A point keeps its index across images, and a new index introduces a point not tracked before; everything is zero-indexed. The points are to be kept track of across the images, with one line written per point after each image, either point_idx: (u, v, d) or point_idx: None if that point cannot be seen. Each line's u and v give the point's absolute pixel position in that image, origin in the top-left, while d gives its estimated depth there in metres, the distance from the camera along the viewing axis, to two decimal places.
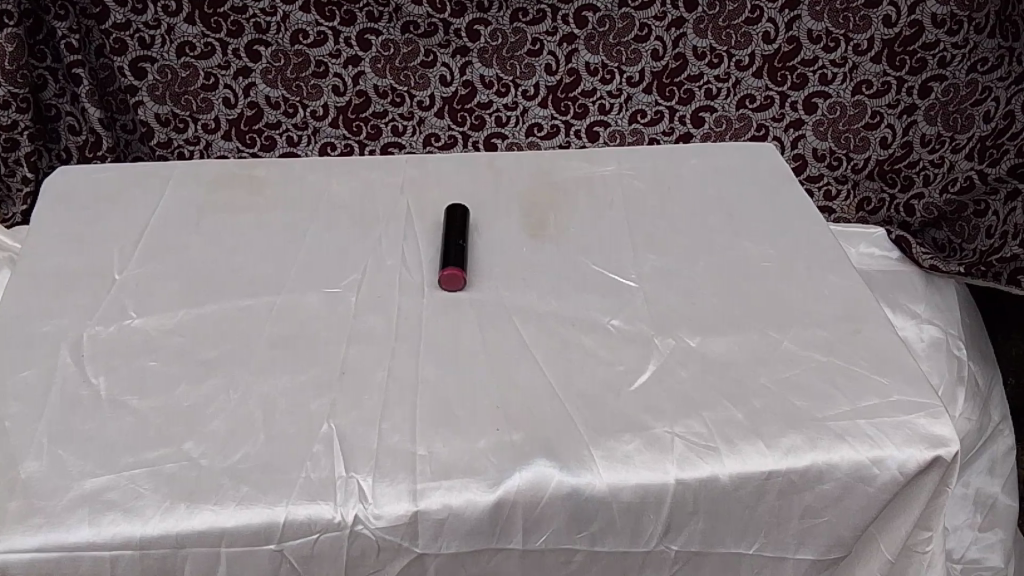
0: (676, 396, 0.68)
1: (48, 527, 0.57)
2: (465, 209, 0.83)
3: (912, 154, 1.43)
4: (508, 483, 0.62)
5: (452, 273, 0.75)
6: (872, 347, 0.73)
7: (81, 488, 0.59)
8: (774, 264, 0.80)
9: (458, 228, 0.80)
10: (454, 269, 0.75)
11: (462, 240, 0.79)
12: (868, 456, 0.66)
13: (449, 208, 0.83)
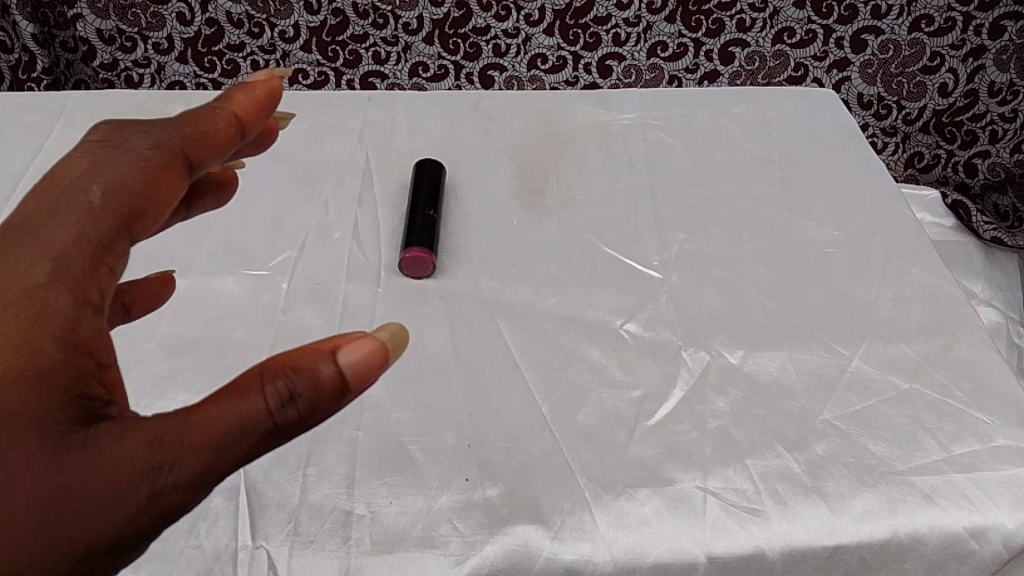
0: (710, 436, 0.51)
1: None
2: (436, 169, 0.65)
3: (978, 105, 1.23)
4: (478, 559, 0.45)
5: (415, 254, 0.57)
6: (970, 371, 0.55)
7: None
8: (838, 253, 0.63)
9: (428, 196, 0.62)
10: (418, 250, 0.57)
11: (433, 210, 0.61)
12: (966, 527, 0.48)
13: (417, 167, 0.65)
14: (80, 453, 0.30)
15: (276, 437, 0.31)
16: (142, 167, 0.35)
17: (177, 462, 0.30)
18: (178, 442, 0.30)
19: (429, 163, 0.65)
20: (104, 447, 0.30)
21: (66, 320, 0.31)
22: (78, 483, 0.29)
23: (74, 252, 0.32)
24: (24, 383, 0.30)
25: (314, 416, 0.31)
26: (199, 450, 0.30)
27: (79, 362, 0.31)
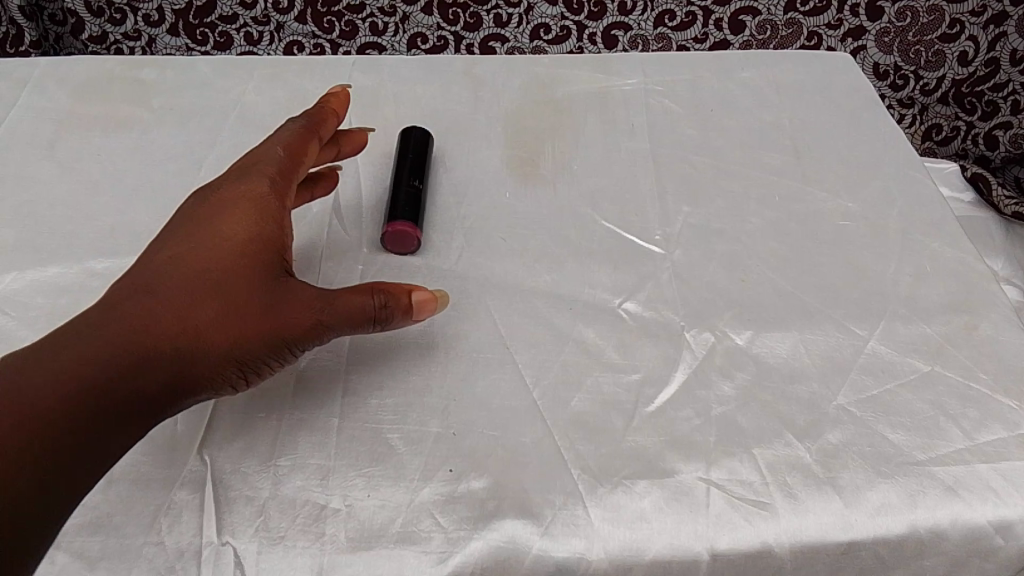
0: (714, 423, 0.47)
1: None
2: (423, 139, 0.61)
3: (999, 74, 1.17)
4: (463, 557, 0.42)
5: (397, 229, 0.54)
6: (996, 353, 0.51)
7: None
8: (853, 226, 0.58)
9: (412, 167, 0.58)
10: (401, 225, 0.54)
11: (418, 181, 0.57)
12: (991, 521, 0.45)
13: (403, 136, 0.61)
14: (272, 291, 0.43)
15: (382, 320, 0.45)
16: (299, 134, 0.51)
17: (329, 310, 0.44)
18: (329, 300, 0.44)
19: (414, 131, 0.61)
20: (282, 290, 0.43)
21: (266, 216, 0.46)
22: (270, 310, 0.43)
23: (271, 181, 0.48)
24: (257, 240, 0.44)
25: (403, 314, 0.46)
26: (344, 308, 0.44)
27: (273, 241, 0.45)
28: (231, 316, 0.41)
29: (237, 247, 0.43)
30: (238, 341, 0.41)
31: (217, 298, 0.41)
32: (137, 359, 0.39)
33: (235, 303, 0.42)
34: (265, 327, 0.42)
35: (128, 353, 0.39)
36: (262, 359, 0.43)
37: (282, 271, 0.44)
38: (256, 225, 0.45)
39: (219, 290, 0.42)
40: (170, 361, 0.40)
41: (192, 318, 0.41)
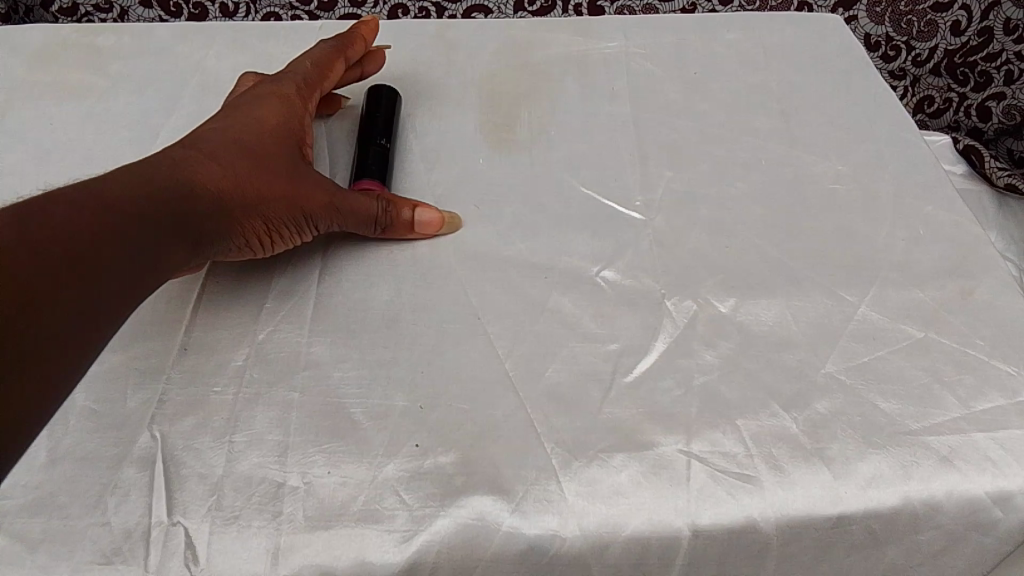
0: (694, 393, 0.45)
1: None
2: (389, 97, 0.58)
3: (993, 44, 1.14)
4: (428, 535, 0.39)
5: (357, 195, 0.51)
6: (993, 319, 0.49)
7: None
8: (843, 189, 0.56)
9: (376, 128, 0.55)
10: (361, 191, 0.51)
11: (386, 141, 0.55)
12: (989, 493, 0.42)
13: (370, 92, 0.58)
14: (294, 169, 0.47)
15: (385, 222, 0.49)
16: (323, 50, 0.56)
17: (342, 197, 0.48)
18: (341, 190, 0.48)
19: (380, 90, 0.58)
20: (302, 171, 0.48)
21: (293, 112, 0.51)
22: (293, 183, 0.46)
23: (297, 87, 0.53)
24: (285, 132, 0.49)
25: (407, 224, 0.50)
26: (356, 199, 0.48)
27: (294, 134, 0.49)
28: (259, 176, 0.45)
29: (266, 129, 0.48)
30: (264, 198, 0.45)
31: (248, 159, 0.45)
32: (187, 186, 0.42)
33: (263, 167, 0.46)
34: (289, 193, 0.46)
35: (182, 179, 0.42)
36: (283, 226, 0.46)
37: (302, 160, 0.49)
38: (283, 116, 0.50)
39: (250, 154, 0.45)
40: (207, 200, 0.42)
41: (229, 169, 0.44)
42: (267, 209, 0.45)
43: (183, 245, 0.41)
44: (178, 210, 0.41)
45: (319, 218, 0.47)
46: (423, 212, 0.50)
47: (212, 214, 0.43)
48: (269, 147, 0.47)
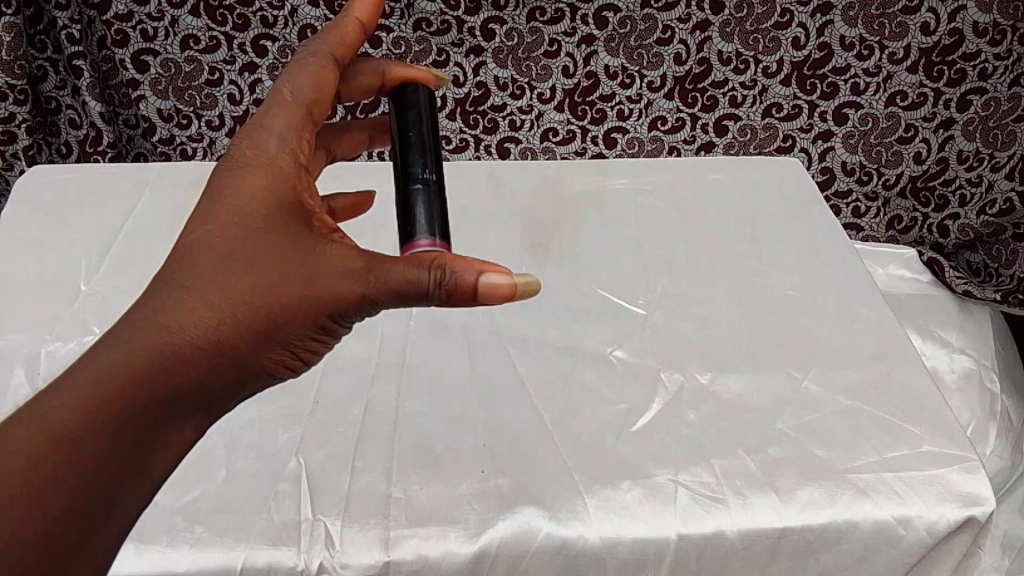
0: (681, 440, 0.62)
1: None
2: (418, 107, 0.57)
3: (948, 172, 1.33)
4: (492, 534, 0.56)
5: (407, 234, 0.48)
6: (905, 392, 0.66)
7: (3, 406, 0.60)
8: (797, 294, 0.74)
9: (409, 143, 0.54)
10: (410, 226, 0.48)
11: (429, 174, 0.51)
12: (894, 515, 0.59)
13: (397, 113, 0.57)
14: (300, 270, 0.45)
15: (439, 295, 0.45)
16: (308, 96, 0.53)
17: (375, 285, 0.45)
18: (376, 273, 0.45)
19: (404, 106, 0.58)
20: (318, 264, 0.46)
21: (281, 182, 0.47)
22: (313, 290, 0.45)
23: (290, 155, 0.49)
24: (288, 219, 0.46)
25: (462, 290, 0.44)
26: (384, 282, 0.45)
27: (299, 216, 0.47)
28: (257, 299, 0.45)
29: (250, 220, 0.46)
30: (273, 320, 0.45)
31: (240, 283, 0.45)
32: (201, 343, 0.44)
33: (259, 285, 0.45)
34: (308, 301, 0.45)
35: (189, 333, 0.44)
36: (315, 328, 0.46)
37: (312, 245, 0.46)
38: (263, 196, 0.46)
39: (235, 273, 0.45)
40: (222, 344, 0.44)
41: (219, 305, 0.44)
42: (286, 329, 0.45)
43: (214, 388, 0.45)
44: (191, 369, 0.44)
45: (354, 310, 0.46)
46: (488, 274, 0.45)
47: (227, 350, 0.45)
48: (260, 252, 0.45)
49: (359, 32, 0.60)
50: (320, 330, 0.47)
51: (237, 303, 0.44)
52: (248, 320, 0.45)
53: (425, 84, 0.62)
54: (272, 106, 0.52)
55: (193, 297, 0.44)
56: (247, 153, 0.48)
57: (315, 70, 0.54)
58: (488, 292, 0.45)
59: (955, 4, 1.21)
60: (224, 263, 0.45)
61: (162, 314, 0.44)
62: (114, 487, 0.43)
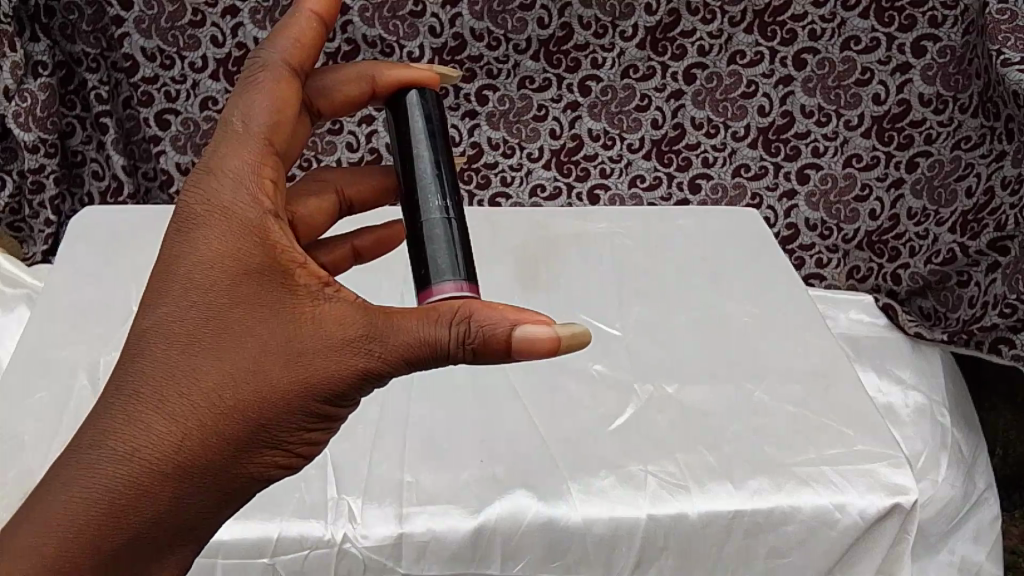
0: (651, 439, 0.72)
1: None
2: (428, 118, 0.60)
3: (900, 227, 1.43)
4: (489, 513, 0.66)
5: (425, 278, 0.52)
6: (844, 401, 0.77)
7: (78, 405, 0.71)
8: (752, 320, 0.85)
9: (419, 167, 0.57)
10: (428, 270, 0.52)
11: (443, 201, 0.55)
12: (832, 501, 0.68)
13: (404, 127, 0.60)
14: (281, 345, 0.49)
15: (455, 355, 0.48)
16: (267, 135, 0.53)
17: (379, 355, 0.49)
18: (381, 344, 0.49)
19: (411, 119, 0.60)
20: (317, 341, 0.49)
21: (252, 249, 0.50)
22: (317, 366, 0.49)
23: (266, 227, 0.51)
24: (275, 301, 0.50)
25: (498, 345, 0.47)
26: (382, 348, 0.49)
27: (284, 296, 0.50)
28: (258, 381, 0.49)
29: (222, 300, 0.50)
30: (268, 401, 0.49)
31: (222, 365, 0.49)
32: (212, 431, 0.49)
33: (243, 366, 0.49)
34: (312, 378, 0.49)
35: (201, 421, 0.49)
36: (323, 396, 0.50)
37: (291, 317, 0.49)
38: (230, 274, 0.50)
39: (215, 353, 0.49)
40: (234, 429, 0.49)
41: (206, 391, 0.49)
42: (279, 407, 0.49)
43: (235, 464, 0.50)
44: (209, 454, 0.49)
45: (361, 375, 0.49)
46: (528, 326, 0.47)
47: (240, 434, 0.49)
48: (237, 331, 0.49)
49: (317, 26, 0.59)
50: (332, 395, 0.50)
51: (223, 387, 0.49)
52: (236, 405, 0.49)
53: (417, 84, 0.64)
54: (226, 152, 0.52)
55: (199, 393, 0.49)
56: (211, 213, 0.51)
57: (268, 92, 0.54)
58: (525, 349, 0.47)
59: (902, 78, 1.39)
60: (200, 349, 0.49)
61: (150, 407, 0.49)
62: (165, 548, 0.51)
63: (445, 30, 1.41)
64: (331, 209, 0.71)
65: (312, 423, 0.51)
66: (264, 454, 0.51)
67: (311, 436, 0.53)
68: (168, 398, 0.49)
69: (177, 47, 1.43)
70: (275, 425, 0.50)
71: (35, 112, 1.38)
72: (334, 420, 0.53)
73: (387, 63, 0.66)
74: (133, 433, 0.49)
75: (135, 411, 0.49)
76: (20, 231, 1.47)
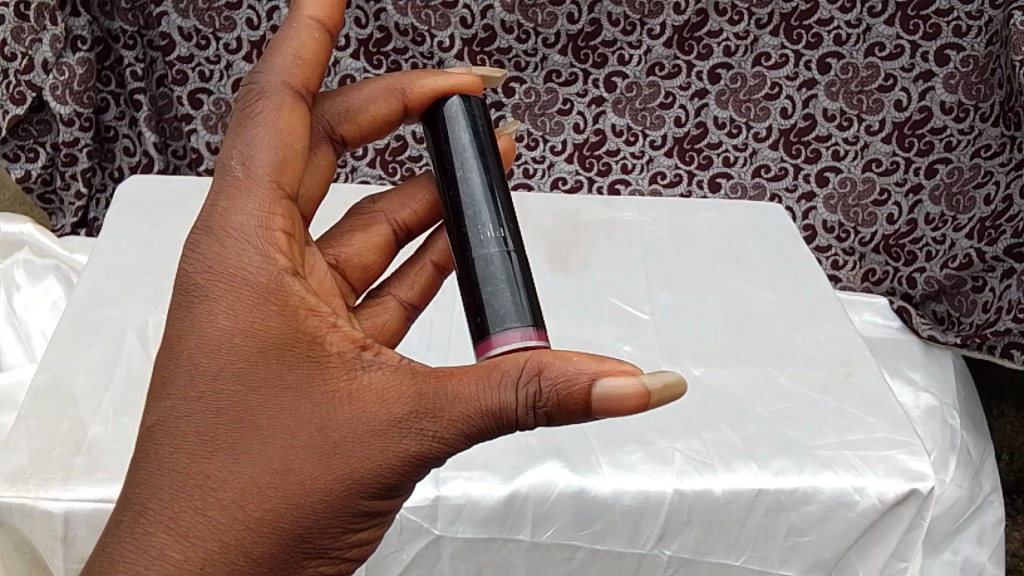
0: (678, 417, 0.75)
1: (119, 421, 0.71)
2: (471, 130, 0.58)
3: (917, 231, 1.43)
4: (522, 481, 0.68)
5: (483, 330, 0.50)
6: (864, 389, 0.79)
7: (126, 362, 0.75)
8: (774, 309, 0.88)
9: (471, 199, 0.54)
10: (486, 317, 0.50)
11: (499, 230, 0.53)
12: (851, 484, 0.71)
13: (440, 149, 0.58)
14: (319, 431, 0.48)
15: (517, 426, 0.46)
16: (272, 189, 0.53)
17: (427, 438, 0.47)
18: (426, 425, 0.47)
19: (458, 138, 0.57)
20: (357, 426, 0.48)
21: (276, 326, 0.49)
22: (360, 452, 0.47)
23: (290, 300, 0.50)
24: (308, 381, 0.49)
25: (576, 401, 0.44)
26: (435, 425, 0.47)
27: (317, 380, 0.48)
28: (299, 472, 0.47)
29: (250, 384, 0.49)
30: (314, 496, 0.47)
31: (260, 458, 0.47)
32: (257, 533, 0.47)
33: (277, 457, 0.47)
34: (356, 464, 0.47)
35: (242, 524, 0.47)
36: (370, 483, 0.48)
37: (327, 399, 0.48)
38: (258, 354, 0.49)
39: (244, 444, 0.48)
40: (277, 529, 0.47)
41: (237, 491, 0.47)
42: (324, 500, 0.47)
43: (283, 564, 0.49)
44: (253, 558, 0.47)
45: (411, 458, 0.48)
46: (608, 377, 0.44)
47: (286, 533, 0.48)
48: (268, 419, 0.48)
49: (318, 56, 0.60)
50: (380, 482, 0.48)
51: (256, 486, 0.47)
52: (273, 507, 0.47)
53: (459, 88, 0.62)
54: (238, 212, 0.52)
55: (238, 494, 0.47)
56: (232, 280, 0.50)
57: (279, 140, 0.55)
58: (606, 406, 0.44)
59: (924, 85, 1.41)
60: (228, 445, 0.48)
61: (175, 517, 0.47)
62: None
63: (476, 21, 1.43)
64: (383, 243, 0.71)
65: (353, 520, 0.49)
66: (302, 561, 0.49)
67: (354, 533, 0.51)
68: (204, 505, 0.47)
69: (213, 28, 1.44)
70: (316, 525, 0.48)
71: (73, 85, 1.38)
72: (375, 517, 0.51)
73: (420, 72, 0.65)
74: (158, 550, 0.47)
75: (158, 524, 0.47)
76: (50, 203, 1.47)
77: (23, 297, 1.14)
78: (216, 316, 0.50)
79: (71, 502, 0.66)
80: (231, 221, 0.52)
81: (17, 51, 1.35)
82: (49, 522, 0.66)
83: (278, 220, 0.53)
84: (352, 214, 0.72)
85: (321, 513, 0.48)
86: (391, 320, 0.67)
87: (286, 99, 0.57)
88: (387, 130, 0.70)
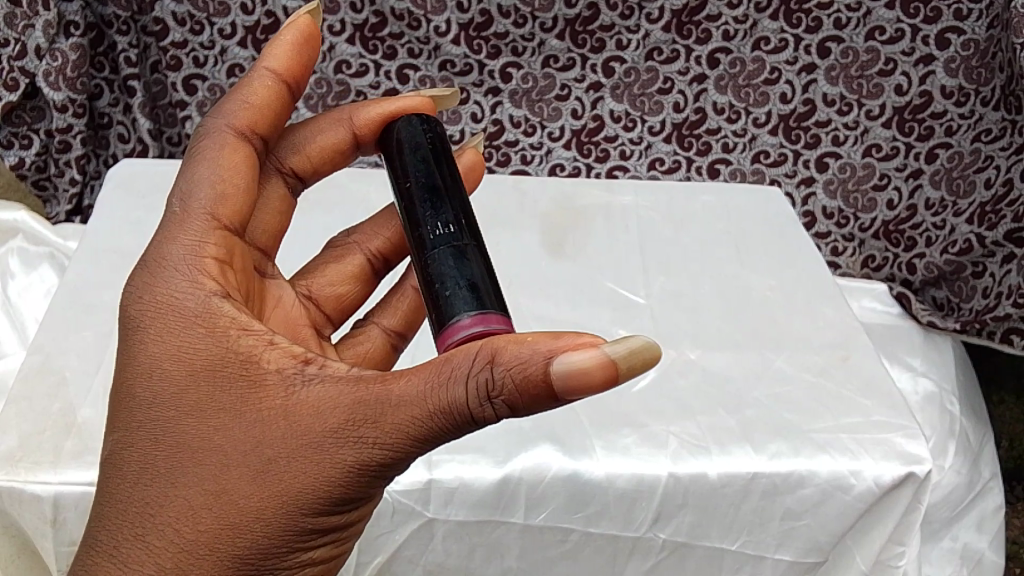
0: (675, 402, 0.74)
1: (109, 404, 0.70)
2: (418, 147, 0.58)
3: (917, 217, 1.42)
4: (515, 465, 0.68)
5: (440, 326, 0.48)
6: (861, 374, 0.78)
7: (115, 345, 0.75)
8: (773, 294, 0.87)
9: (423, 205, 0.53)
10: (439, 312, 0.48)
11: (444, 227, 0.51)
12: (847, 468, 0.70)
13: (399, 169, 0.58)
14: (252, 449, 0.47)
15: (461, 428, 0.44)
16: (204, 220, 0.54)
17: (364, 449, 0.46)
18: (362, 436, 0.46)
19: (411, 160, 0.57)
20: (290, 442, 0.46)
21: (206, 350, 0.49)
22: (294, 467, 0.46)
23: (221, 321, 0.50)
24: (239, 399, 0.48)
25: (536, 384, 0.42)
26: (373, 434, 0.45)
27: (248, 398, 0.48)
28: (236, 490, 0.47)
29: (184, 410, 0.49)
30: (252, 514, 0.47)
31: (196, 481, 0.47)
32: (198, 555, 0.47)
33: (212, 478, 0.47)
34: (292, 479, 0.46)
35: (184, 547, 0.46)
36: (311, 497, 0.47)
37: (259, 416, 0.47)
38: (188, 377, 0.49)
39: (181, 469, 0.48)
40: (219, 550, 0.47)
41: (177, 516, 0.47)
42: (265, 517, 0.47)
43: None
44: None
45: (350, 468, 0.46)
46: (567, 355, 0.41)
47: (231, 554, 0.47)
48: (201, 440, 0.48)
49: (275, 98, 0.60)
50: (322, 495, 0.47)
51: (195, 508, 0.47)
52: (209, 527, 0.47)
53: (411, 111, 0.63)
54: (171, 242, 0.53)
55: (177, 516, 0.47)
56: (164, 309, 0.50)
57: (211, 167, 0.55)
58: (570, 384, 0.41)
59: (925, 69, 1.39)
60: (164, 471, 0.48)
61: (118, 545, 0.47)
62: None
63: (473, 6, 1.42)
64: (359, 271, 0.70)
65: (301, 537, 0.48)
66: None
67: (308, 548, 0.50)
68: (144, 531, 0.47)
69: (207, 13, 1.42)
70: (259, 543, 0.47)
71: (66, 71, 1.36)
72: (327, 533, 0.50)
73: (371, 101, 0.66)
74: None
75: (102, 554, 0.47)
76: (45, 189, 1.46)
77: (17, 285, 1.13)
78: (149, 344, 0.50)
79: (60, 485, 0.66)
80: (164, 250, 0.52)
81: (11, 37, 1.35)
82: (38, 505, 0.66)
83: (210, 247, 0.53)
84: (329, 246, 0.72)
85: (263, 531, 0.47)
86: (374, 348, 0.66)
87: (220, 131, 0.58)
88: (340, 165, 0.69)
